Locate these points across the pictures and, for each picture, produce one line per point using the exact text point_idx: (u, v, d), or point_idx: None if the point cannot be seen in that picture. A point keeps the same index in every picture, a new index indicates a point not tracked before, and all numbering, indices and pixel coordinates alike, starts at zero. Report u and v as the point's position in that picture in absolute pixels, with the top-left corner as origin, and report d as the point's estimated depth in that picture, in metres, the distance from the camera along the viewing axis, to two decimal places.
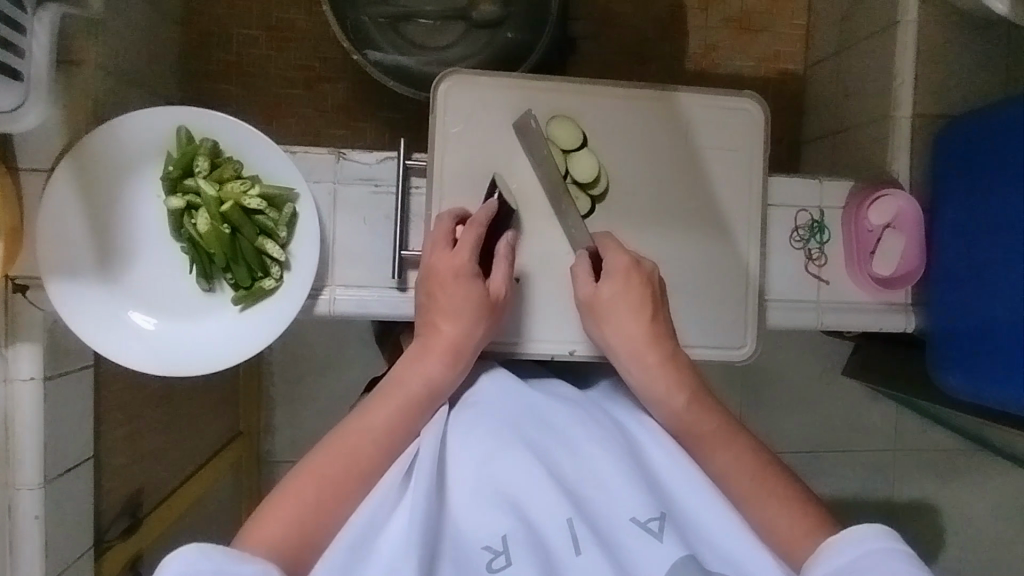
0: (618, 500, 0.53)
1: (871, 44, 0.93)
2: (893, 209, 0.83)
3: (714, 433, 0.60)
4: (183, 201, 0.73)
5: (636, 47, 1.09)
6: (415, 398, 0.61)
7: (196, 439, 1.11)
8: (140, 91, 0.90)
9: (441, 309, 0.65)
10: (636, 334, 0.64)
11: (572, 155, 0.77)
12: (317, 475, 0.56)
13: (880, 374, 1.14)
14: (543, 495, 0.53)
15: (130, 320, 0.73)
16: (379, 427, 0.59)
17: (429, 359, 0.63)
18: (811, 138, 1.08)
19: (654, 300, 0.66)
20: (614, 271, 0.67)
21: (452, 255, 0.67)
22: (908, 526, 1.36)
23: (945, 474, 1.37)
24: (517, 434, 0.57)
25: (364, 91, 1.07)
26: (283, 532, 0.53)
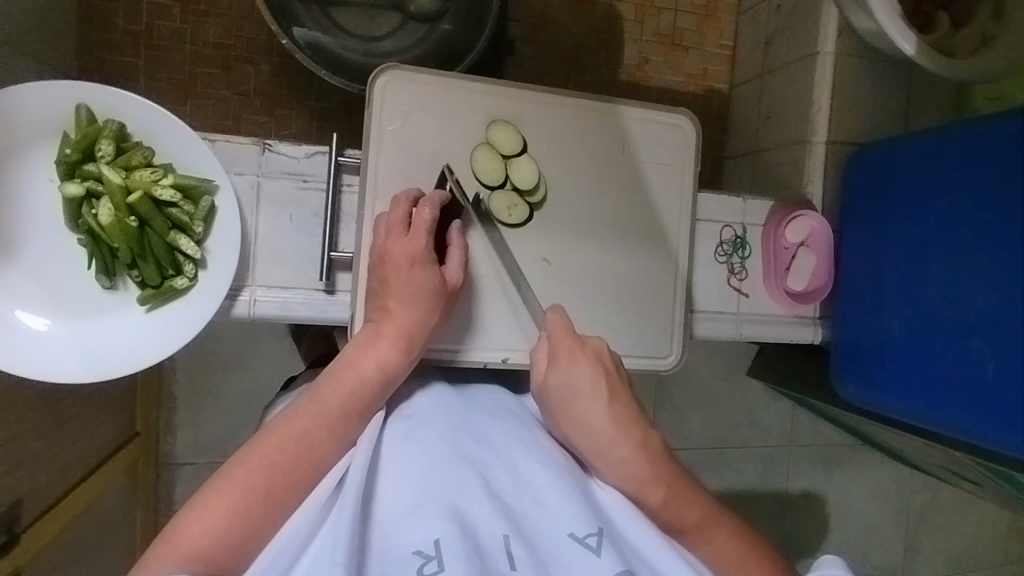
0: (555, 519, 0.52)
1: (792, 71, 0.98)
2: (806, 229, 0.89)
3: (696, 524, 0.58)
4: (81, 188, 0.65)
5: (573, 54, 1.09)
6: (369, 382, 0.60)
7: (85, 444, 1.01)
8: (28, 58, 0.80)
9: (395, 294, 0.65)
10: (601, 428, 0.60)
11: (512, 161, 0.77)
12: (265, 459, 0.54)
13: (782, 378, 1.22)
14: (480, 506, 0.51)
15: (14, 318, 0.65)
16: (333, 410, 0.58)
17: (383, 343, 0.62)
18: (733, 154, 1.13)
19: (609, 381, 0.63)
20: (564, 359, 0.64)
21: (406, 241, 0.67)
22: (801, 518, 1.47)
23: (835, 469, 1.49)
24: (456, 446, 0.56)
25: (289, 76, 1.00)
26: (225, 523, 0.50)
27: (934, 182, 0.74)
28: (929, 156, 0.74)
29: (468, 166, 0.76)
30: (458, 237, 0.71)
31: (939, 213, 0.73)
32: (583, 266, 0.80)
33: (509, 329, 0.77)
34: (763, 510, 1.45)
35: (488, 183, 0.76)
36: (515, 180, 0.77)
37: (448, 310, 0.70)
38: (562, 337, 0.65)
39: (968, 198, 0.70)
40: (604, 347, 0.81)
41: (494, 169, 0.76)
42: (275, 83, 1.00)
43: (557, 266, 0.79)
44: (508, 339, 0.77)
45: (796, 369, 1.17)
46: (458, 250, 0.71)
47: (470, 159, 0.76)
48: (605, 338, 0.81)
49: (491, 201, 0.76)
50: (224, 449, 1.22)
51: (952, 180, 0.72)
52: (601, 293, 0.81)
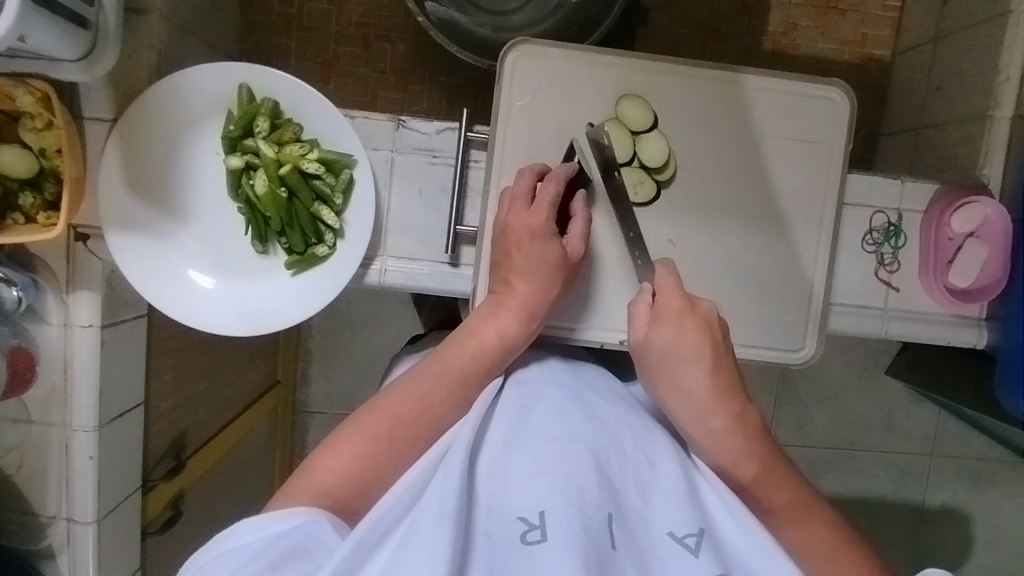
0: (658, 515, 0.51)
1: (974, 34, 0.85)
2: (979, 218, 0.77)
3: (788, 509, 0.57)
4: (241, 160, 0.72)
5: (711, 22, 1.02)
6: (490, 350, 0.62)
7: (237, 388, 1.13)
8: (200, 42, 0.89)
9: (517, 267, 0.66)
10: (699, 393, 0.60)
11: (641, 137, 0.74)
12: (391, 413, 0.57)
13: (931, 381, 1.09)
14: (588, 483, 0.49)
15: (183, 273, 0.74)
16: (455, 374, 0.60)
17: (504, 314, 0.64)
18: (891, 130, 1.01)
19: (714, 348, 0.61)
20: (669, 320, 0.63)
21: (529, 213, 0.67)
22: (939, 534, 1.33)
23: (987, 486, 1.32)
24: (567, 420, 0.55)
25: (423, 52, 1.03)
26: (352, 465, 0.54)
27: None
28: None
29: (595, 142, 0.75)
30: (583, 211, 0.70)
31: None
32: (711, 249, 0.76)
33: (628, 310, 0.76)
34: (894, 521, 1.33)
35: (614, 159, 0.74)
36: (643, 157, 0.74)
37: (568, 285, 0.70)
38: (668, 296, 0.65)
39: None
40: None
41: (622, 145, 0.73)
42: (410, 60, 1.03)
43: (682, 247, 0.76)
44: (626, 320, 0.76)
45: (948, 372, 1.04)
46: (580, 222, 0.69)
47: (598, 135, 0.75)
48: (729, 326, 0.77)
49: (616, 178, 0.74)
50: (351, 403, 1.31)
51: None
52: (728, 279, 0.77)
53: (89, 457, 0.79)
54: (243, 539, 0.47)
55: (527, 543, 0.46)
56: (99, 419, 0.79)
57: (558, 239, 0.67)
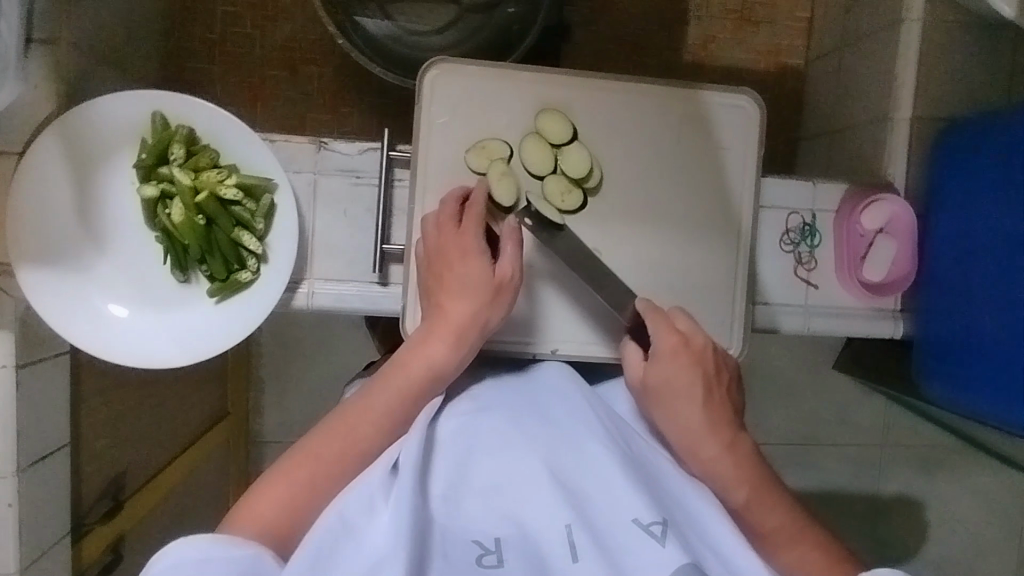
0: (618, 503, 0.51)
1: (875, 41, 0.89)
2: (886, 214, 0.82)
3: (775, 531, 0.59)
4: (157, 189, 0.71)
5: (634, 36, 1.05)
6: (416, 381, 0.60)
7: (180, 421, 1.10)
8: (117, 71, 0.87)
9: (449, 288, 0.64)
10: (693, 426, 0.62)
11: (561, 151, 0.75)
12: (314, 454, 0.57)
13: (868, 373, 1.13)
14: (547, 496, 0.52)
15: (102, 308, 0.72)
16: (380, 413, 0.59)
17: (433, 341, 0.62)
18: (809, 135, 1.05)
19: (710, 387, 0.64)
20: (664, 356, 0.64)
21: (463, 235, 0.66)
22: (894, 522, 1.36)
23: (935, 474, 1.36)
24: (520, 429, 0.56)
25: (351, 74, 1.03)
26: (277, 513, 0.54)
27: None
28: None
29: (518, 155, 0.76)
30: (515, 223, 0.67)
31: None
32: (637, 255, 0.78)
33: (561, 319, 0.76)
34: (848, 512, 1.36)
35: (537, 172, 0.75)
36: (566, 167, 0.75)
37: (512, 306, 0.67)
38: (662, 334, 0.65)
39: None
40: None
41: (546, 155, 0.74)
42: (338, 82, 1.03)
43: (608, 256, 0.77)
44: (557, 330, 0.76)
45: (879, 365, 1.08)
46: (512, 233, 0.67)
47: (521, 148, 0.76)
48: None
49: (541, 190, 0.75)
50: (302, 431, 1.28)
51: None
52: (653, 284, 0.78)
53: (9, 505, 0.76)
54: (182, 558, 0.48)
55: (483, 566, 0.49)
56: (18, 464, 0.76)
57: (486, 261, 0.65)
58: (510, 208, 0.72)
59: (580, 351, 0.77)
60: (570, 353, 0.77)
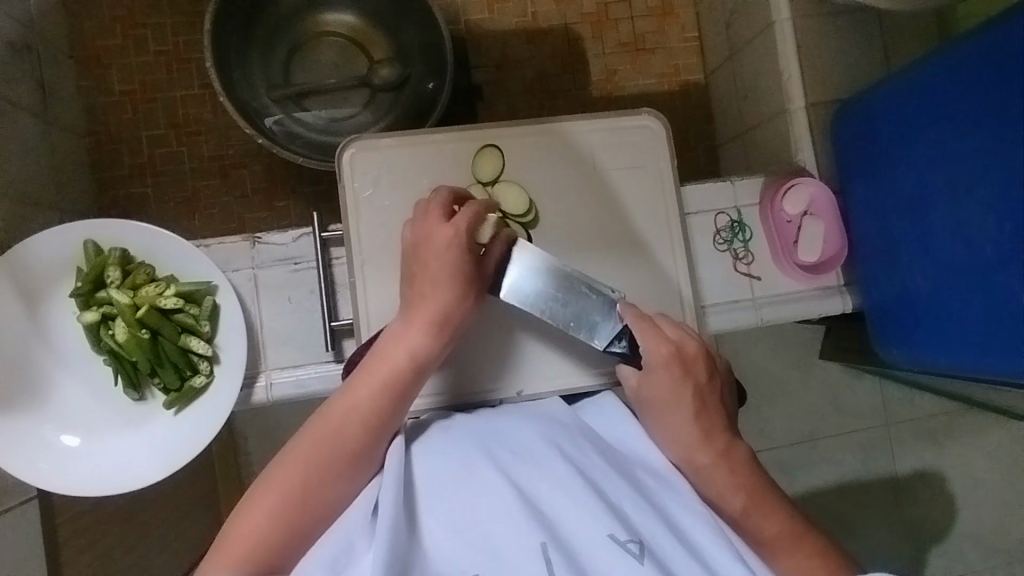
0: (592, 519, 0.51)
1: (757, 44, 0.95)
2: (806, 197, 0.86)
3: (779, 537, 0.57)
4: (97, 313, 0.71)
5: (542, 84, 1.10)
6: (400, 368, 0.61)
7: (169, 549, 1.06)
8: (51, 211, 0.89)
9: (428, 276, 0.65)
10: (687, 434, 0.62)
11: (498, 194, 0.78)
12: (299, 460, 0.56)
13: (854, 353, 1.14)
14: (520, 517, 0.50)
15: (58, 442, 0.71)
16: (362, 409, 0.58)
17: (412, 329, 0.63)
18: (724, 140, 1.11)
19: (703, 402, 0.64)
20: (658, 368, 0.65)
21: (438, 225, 0.67)
22: (917, 501, 1.32)
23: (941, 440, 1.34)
24: (490, 455, 0.56)
25: (282, 169, 1.06)
26: (267, 524, 0.52)
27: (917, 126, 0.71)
28: (919, 105, 0.70)
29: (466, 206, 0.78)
30: (480, 208, 0.67)
31: (930, 150, 0.70)
32: None
33: (520, 359, 0.77)
34: (865, 498, 1.33)
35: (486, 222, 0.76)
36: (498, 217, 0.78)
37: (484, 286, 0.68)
38: (656, 343, 0.66)
39: (970, 159, 0.66)
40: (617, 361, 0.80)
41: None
42: (270, 179, 1.06)
43: None
44: (518, 371, 0.77)
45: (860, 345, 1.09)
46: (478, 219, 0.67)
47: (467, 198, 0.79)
48: None
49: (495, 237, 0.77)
50: None
51: (943, 115, 0.68)
52: None
53: None
54: None
55: None
56: None
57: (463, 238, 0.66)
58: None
59: (545, 388, 0.77)
60: (534, 392, 0.77)
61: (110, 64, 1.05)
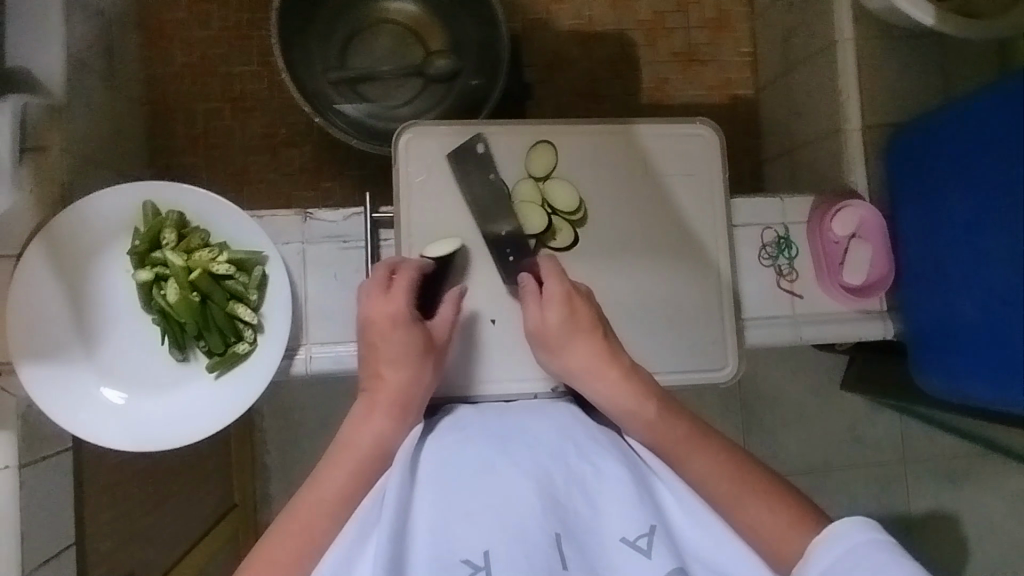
0: (607, 517, 0.51)
1: (815, 62, 0.95)
2: (855, 219, 0.85)
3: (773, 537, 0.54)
4: (151, 273, 0.73)
5: (592, 87, 1.11)
6: (367, 454, 0.60)
7: (188, 516, 1.07)
8: (109, 171, 0.91)
9: (385, 358, 0.64)
10: (617, 394, 0.63)
11: (548, 189, 0.79)
12: (275, 559, 0.55)
13: (878, 386, 1.13)
14: (530, 506, 0.50)
15: (103, 396, 0.72)
16: (331, 499, 0.58)
17: (376, 413, 0.62)
18: (770, 157, 1.10)
19: (599, 320, 0.67)
20: (567, 324, 0.67)
21: (386, 299, 0.66)
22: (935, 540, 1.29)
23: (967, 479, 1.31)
24: (504, 449, 0.54)
25: (331, 151, 1.08)
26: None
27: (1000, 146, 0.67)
28: (982, 128, 0.69)
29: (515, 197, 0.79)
30: (414, 276, 0.68)
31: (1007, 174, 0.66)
32: (623, 287, 0.80)
33: None
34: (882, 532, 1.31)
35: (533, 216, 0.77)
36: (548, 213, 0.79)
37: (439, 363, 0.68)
38: (554, 292, 0.68)
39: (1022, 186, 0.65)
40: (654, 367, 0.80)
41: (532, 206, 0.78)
42: (318, 159, 1.08)
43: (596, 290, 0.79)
44: None
45: (889, 378, 1.09)
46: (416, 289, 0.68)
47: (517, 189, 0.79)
48: (655, 356, 0.80)
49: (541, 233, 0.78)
50: None
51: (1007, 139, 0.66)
52: (644, 311, 0.80)
53: None
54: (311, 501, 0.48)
55: None
56: (23, 568, 0.74)
57: (418, 321, 0.67)
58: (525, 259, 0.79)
59: None
60: (569, 388, 0.77)
61: (174, 35, 1.07)
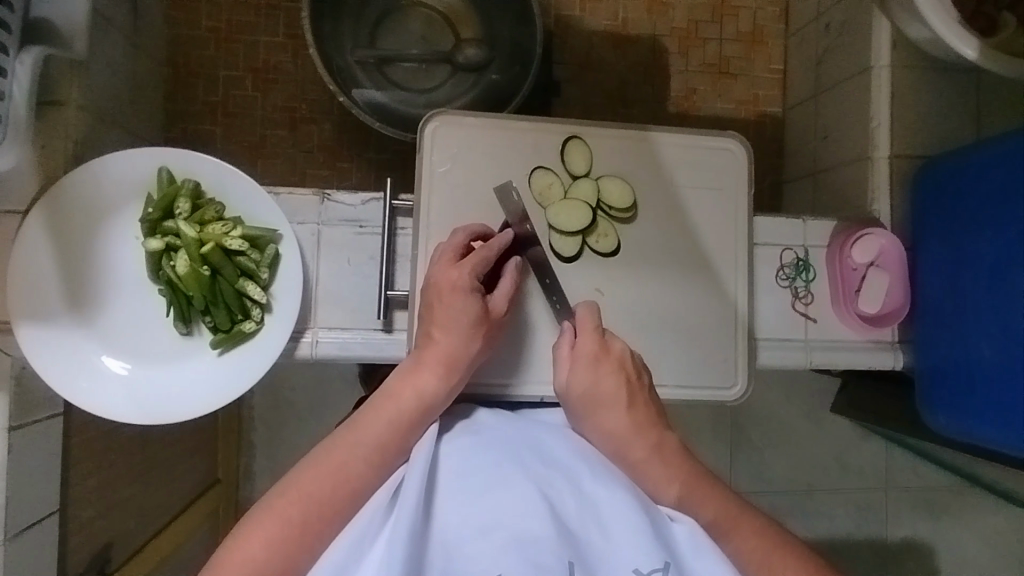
0: (619, 548, 0.48)
1: (847, 87, 0.94)
2: (876, 248, 0.84)
3: None
4: (162, 243, 0.71)
5: (620, 91, 1.10)
6: (410, 410, 0.58)
7: (170, 489, 1.05)
8: (122, 133, 0.89)
9: (440, 319, 0.64)
10: (651, 468, 0.59)
11: (599, 187, 0.79)
12: (305, 491, 0.53)
13: (869, 415, 1.12)
14: (542, 527, 0.47)
15: (103, 363, 0.71)
16: (371, 443, 0.56)
17: (424, 369, 0.61)
18: (793, 178, 1.09)
19: (629, 392, 0.64)
20: (599, 386, 0.63)
21: (454, 267, 0.66)
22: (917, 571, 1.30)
23: (954, 513, 1.31)
24: (520, 463, 0.53)
25: (349, 131, 1.06)
26: (265, 554, 0.49)
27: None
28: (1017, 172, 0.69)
29: (567, 193, 0.78)
30: (487, 253, 0.67)
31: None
32: (638, 297, 0.79)
33: None
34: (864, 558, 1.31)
35: (587, 214, 0.77)
36: (600, 212, 0.79)
37: (493, 340, 0.67)
38: (584, 342, 0.67)
39: None
40: (663, 378, 0.79)
41: (586, 204, 0.77)
42: (336, 139, 1.06)
43: (612, 297, 0.78)
44: None
45: (880, 405, 1.08)
46: (486, 264, 0.67)
47: (571, 185, 0.78)
48: (665, 370, 0.79)
49: (590, 233, 0.78)
50: None
51: None
52: (657, 323, 0.79)
53: None
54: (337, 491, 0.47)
55: None
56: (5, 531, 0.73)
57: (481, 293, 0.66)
58: (572, 259, 0.77)
59: None
60: None
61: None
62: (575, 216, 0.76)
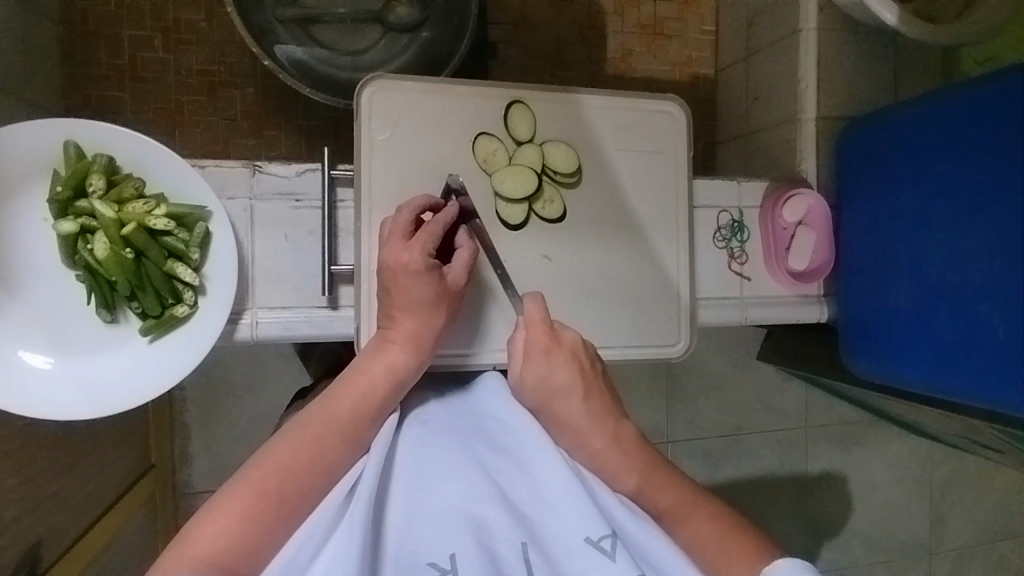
0: (567, 522, 0.49)
1: (777, 49, 0.97)
2: (804, 208, 0.89)
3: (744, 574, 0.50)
4: (75, 224, 0.65)
5: (557, 53, 1.08)
6: (381, 386, 0.58)
7: (101, 479, 1.00)
8: (15, 100, 0.80)
9: (399, 300, 0.62)
10: (614, 462, 0.56)
11: (543, 153, 0.78)
12: (279, 463, 0.51)
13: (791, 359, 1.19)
14: (494, 512, 0.50)
15: (19, 358, 0.65)
16: (345, 417, 0.55)
17: (392, 348, 0.60)
18: (724, 139, 1.12)
19: (585, 380, 0.59)
20: (557, 381, 0.58)
21: (405, 247, 0.64)
22: (837, 500, 1.41)
23: (868, 446, 1.43)
24: (469, 450, 0.55)
25: (274, 96, 1.00)
26: (238, 528, 0.48)
27: (973, 151, 0.70)
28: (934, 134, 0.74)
29: (512, 159, 0.77)
30: (437, 228, 0.64)
31: (994, 177, 0.68)
32: (585, 262, 0.80)
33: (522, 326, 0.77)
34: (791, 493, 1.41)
35: (533, 181, 0.76)
36: (545, 177, 0.78)
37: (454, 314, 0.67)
38: (536, 332, 0.61)
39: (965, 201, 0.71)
40: (610, 340, 0.81)
41: (532, 170, 0.76)
42: (261, 105, 0.99)
43: (558, 263, 0.79)
44: None
45: (802, 349, 1.15)
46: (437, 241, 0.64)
47: (516, 151, 0.77)
48: (610, 332, 0.80)
49: (536, 200, 0.78)
50: None
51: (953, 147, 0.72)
52: (603, 288, 0.80)
53: None
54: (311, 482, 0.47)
55: None
56: None
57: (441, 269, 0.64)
58: (519, 227, 0.77)
59: None
60: None
61: None
62: (521, 183, 0.75)
